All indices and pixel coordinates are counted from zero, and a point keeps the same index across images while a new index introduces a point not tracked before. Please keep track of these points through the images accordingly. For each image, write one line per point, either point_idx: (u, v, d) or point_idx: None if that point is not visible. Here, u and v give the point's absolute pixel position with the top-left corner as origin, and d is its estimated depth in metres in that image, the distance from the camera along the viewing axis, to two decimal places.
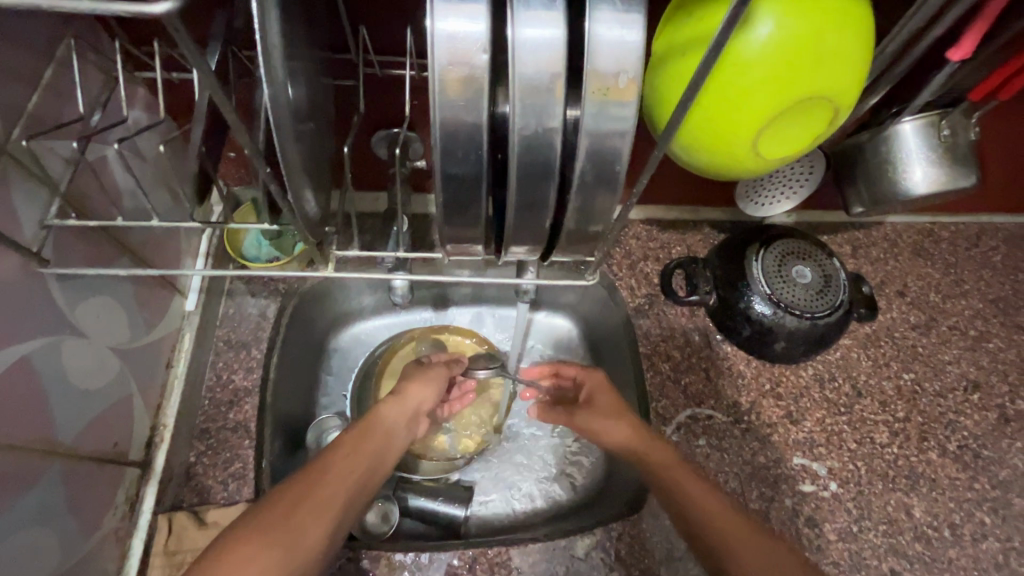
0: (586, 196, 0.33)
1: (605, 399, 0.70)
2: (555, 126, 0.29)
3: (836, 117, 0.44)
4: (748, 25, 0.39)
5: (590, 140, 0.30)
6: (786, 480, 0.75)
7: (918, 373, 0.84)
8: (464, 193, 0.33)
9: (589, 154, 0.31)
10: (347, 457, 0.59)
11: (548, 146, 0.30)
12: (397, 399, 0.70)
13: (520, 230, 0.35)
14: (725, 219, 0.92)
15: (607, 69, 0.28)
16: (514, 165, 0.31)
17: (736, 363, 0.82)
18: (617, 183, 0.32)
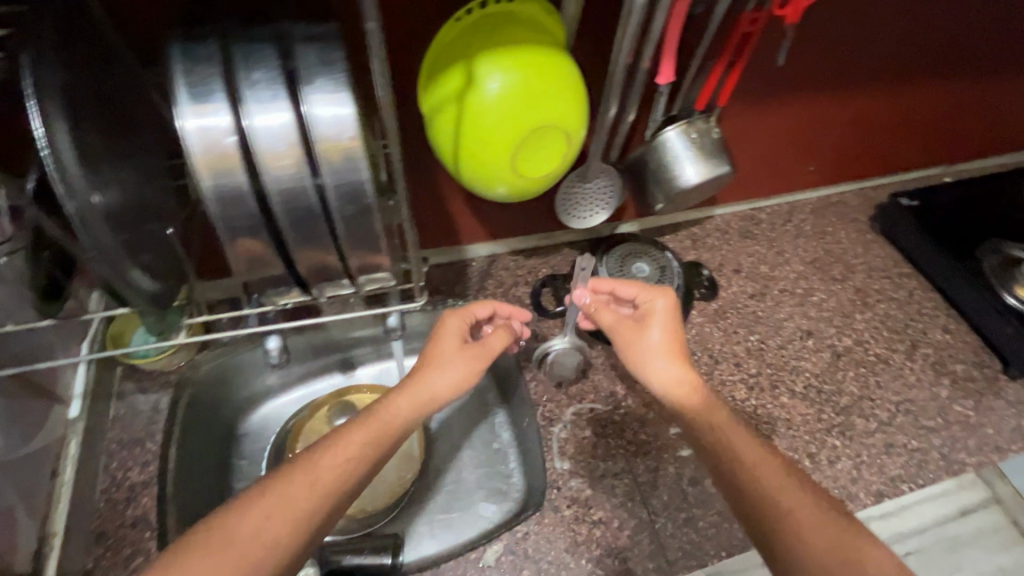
0: (353, 229, 0.42)
1: (661, 330, 0.72)
2: (305, 181, 0.39)
3: (576, 137, 0.57)
4: (479, 81, 0.51)
5: (336, 186, 0.40)
6: (667, 449, 0.83)
7: (762, 333, 0.98)
8: (255, 241, 0.42)
9: (340, 197, 0.40)
10: (347, 449, 0.62)
11: (304, 195, 0.40)
12: (414, 393, 0.68)
13: (309, 262, 0.44)
14: (579, 237, 1.05)
15: (331, 134, 0.38)
16: (284, 214, 0.40)
17: (608, 357, 0.92)
18: (373, 213, 0.42)
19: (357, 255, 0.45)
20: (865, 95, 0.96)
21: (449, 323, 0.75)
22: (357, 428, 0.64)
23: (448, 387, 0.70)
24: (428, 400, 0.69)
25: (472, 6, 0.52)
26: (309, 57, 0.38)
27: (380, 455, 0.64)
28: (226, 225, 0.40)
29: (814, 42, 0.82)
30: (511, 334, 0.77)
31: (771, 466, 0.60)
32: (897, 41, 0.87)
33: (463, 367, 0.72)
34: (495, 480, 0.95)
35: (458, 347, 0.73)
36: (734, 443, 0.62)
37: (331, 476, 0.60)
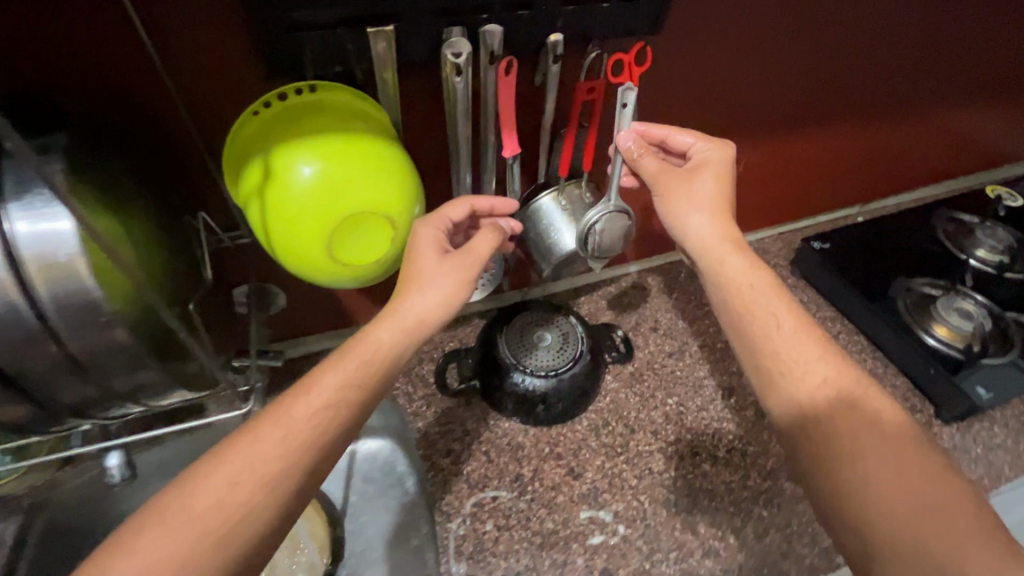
0: (86, 340, 0.44)
1: (709, 182, 0.63)
2: (16, 298, 0.41)
3: (400, 222, 0.54)
4: (284, 171, 0.49)
5: (56, 299, 0.42)
6: (576, 538, 0.76)
7: (681, 395, 0.92)
8: None
9: (67, 317, 0.42)
10: (325, 388, 0.51)
11: (23, 320, 0.42)
12: (399, 317, 0.55)
13: (50, 373, 0.45)
14: (490, 306, 1.00)
15: (44, 257, 0.41)
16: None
17: (515, 436, 0.86)
18: (107, 319, 0.43)
19: (100, 367, 0.46)
20: (760, 146, 0.95)
21: (423, 231, 0.58)
22: (334, 368, 0.53)
23: (437, 306, 0.56)
24: (421, 324, 0.56)
25: (271, 96, 0.50)
26: (23, 188, 0.41)
27: (373, 392, 0.53)
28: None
29: (691, 104, 0.80)
30: (499, 236, 0.61)
31: (808, 341, 0.55)
32: (779, 94, 0.87)
33: (450, 280, 0.57)
34: None
35: (440, 258, 0.58)
36: (799, 351, 0.54)
37: (306, 425, 0.49)
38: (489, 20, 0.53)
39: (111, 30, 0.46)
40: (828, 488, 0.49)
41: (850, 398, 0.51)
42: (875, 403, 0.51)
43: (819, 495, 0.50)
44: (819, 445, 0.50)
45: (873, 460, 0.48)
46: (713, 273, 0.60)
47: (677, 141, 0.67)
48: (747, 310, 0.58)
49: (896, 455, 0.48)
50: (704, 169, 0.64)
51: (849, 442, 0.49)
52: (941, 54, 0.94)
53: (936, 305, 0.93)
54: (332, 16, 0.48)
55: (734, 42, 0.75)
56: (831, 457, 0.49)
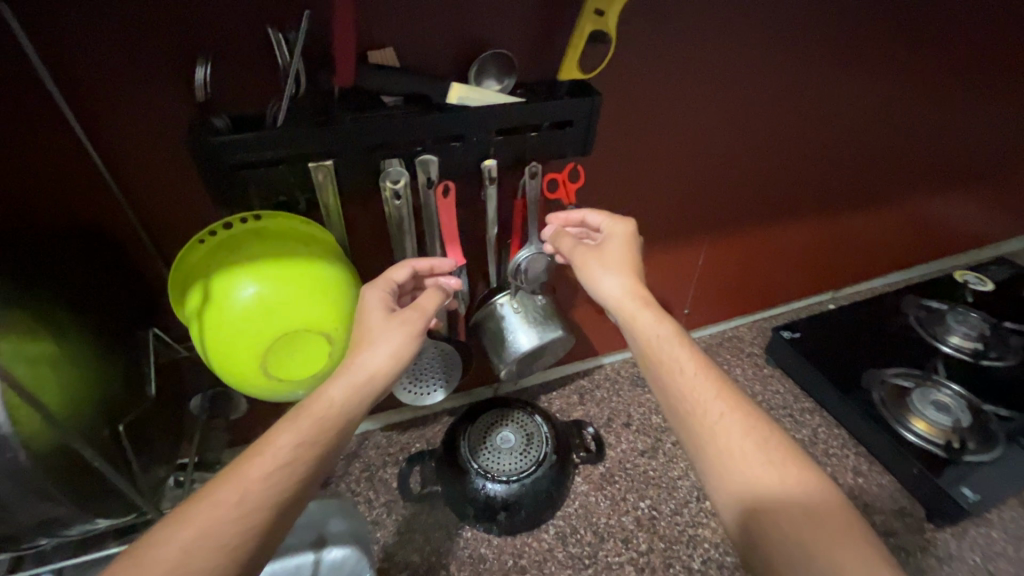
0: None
1: (617, 252, 0.65)
2: None
3: (337, 333, 0.57)
4: (228, 296, 0.52)
5: None
6: None
7: (654, 497, 0.88)
8: None
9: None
10: (275, 448, 0.48)
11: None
12: (350, 374, 0.53)
13: None
14: (458, 404, 1.00)
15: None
16: None
17: (477, 547, 0.83)
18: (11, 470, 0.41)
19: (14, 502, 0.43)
20: (718, 242, 0.97)
21: (370, 294, 0.58)
22: (284, 428, 0.50)
23: (389, 362, 0.55)
24: (372, 379, 0.54)
25: (218, 225, 0.54)
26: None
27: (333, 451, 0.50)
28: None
29: (641, 209, 0.83)
30: (445, 294, 0.61)
31: (704, 374, 0.56)
32: (731, 195, 0.90)
33: (402, 335, 0.56)
34: None
35: (387, 314, 0.57)
36: (689, 387, 0.55)
37: (258, 485, 0.46)
38: (424, 150, 0.58)
39: (77, 174, 0.51)
40: (730, 513, 0.48)
41: (740, 414, 0.52)
42: (770, 432, 0.51)
43: (730, 526, 0.48)
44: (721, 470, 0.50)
45: (771, 486, 0.47)
46: (625, 326, 0.61)
47: (591, 217, 0.68)
48: (655, 354, 0.58)
49: (783, 465, 0.48)
50: (609, 243, 0.66)
51: (743, 463, 0.49)
52: (887, 156, 0.98)
53: (912, 397, 0.91)
54: (275, 156, 0.53)
55: (678, 155, 0.79)
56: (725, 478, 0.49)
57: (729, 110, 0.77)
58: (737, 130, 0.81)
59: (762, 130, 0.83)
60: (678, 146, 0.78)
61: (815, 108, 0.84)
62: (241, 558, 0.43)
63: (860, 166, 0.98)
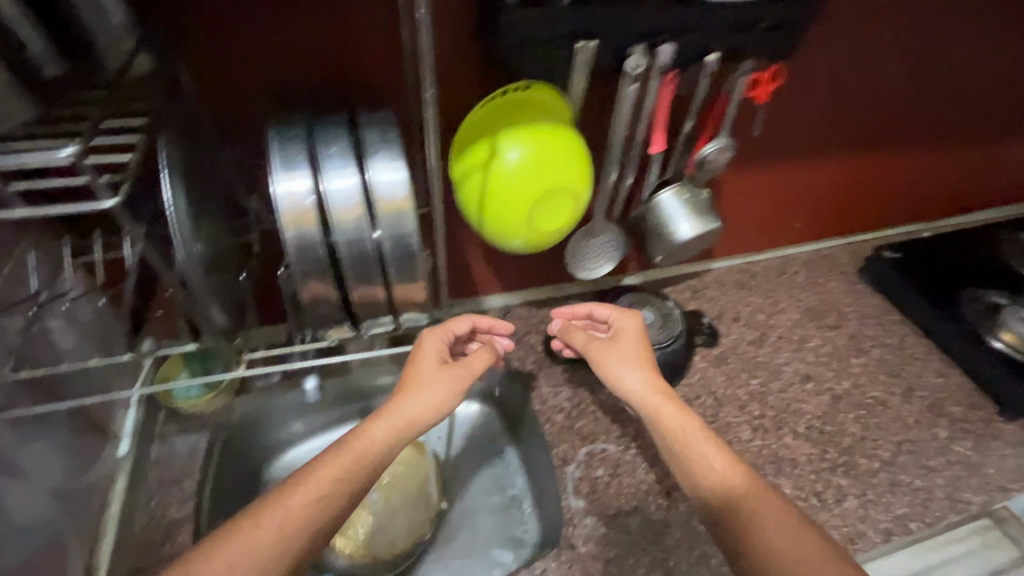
0: (398, 276, 0.52)
1: (629, 345, 0.80)
2: (360, 233, 0.49)
3: (579, 196, 0.67)
4: (505, 153, 0.63)
5: (389, 235, 0.50)
6: (678, 488, 0.87)
7: (763, 377, 1.03)
8: (318, 283, 0.51)
9: (392, 245, 0.50)
10: (322, 474, 0.62)
11: (358, 239, 0.49)
12: (392, 416, 0.69)
13: (362, 301, 0.53)
14: (588, 289, 1.13)
15: (389, 199, 0.49)
16: (345, 261, 0.50)
17: (617, 400, 0.98)
18: (417, 263, 0.52)
19: (400, 287, 0.53)
20: (846, 160, 1.07)
21: (427, 346, 0.77)
22: (328, 458, 0.64)
23: (426, 409, 0.71)
24: (408, 424, 0.69)
25: (502, 90, 0.64)
26: (382, 143, 0.50)
27: (363, 479, 0.64)
28: (297, 271, 0.49)
29: (787, 112, 0.95)
30: (494, 354, 0.78)
31: (734, 475, 0.67)
32: (868, 109, 0.98)
33: (446, 388, 0.73)
34: (599, 467, 0.89)
35: (437, 367, 0.75)
36: (729, 484, 0.66)
37: (301, 505, 0.60)
38: (664, 40, 0.66)
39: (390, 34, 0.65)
40: None
41: (768, 516, 0.63)
42: (799, 531, 0.62)
43: None
44: (754, 525, 0.63)
45: None
46: (651, 421, 0.73)
47: (602, 312, 0.86)
48: (686, 451, 0.70)
49: (810, 562, 0.59)
50: (623, 338, 0.82)
51: (771, 532, 0.62)
52: (1017, 88, 1.04)
53: (1003, 313, 1.02)
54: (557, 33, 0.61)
55: (830, 60, 0.90)
56: (755, 537, 0.62)
57: (882, 19, 0.86)
58: (881, 50, 0.91)
59: (909, 43, 0.91)
60: (833, 49, 0.88)
61: (961, 24, 0.91)
62: (286, 559, 0.57)
63: (988, 100, 1.05)
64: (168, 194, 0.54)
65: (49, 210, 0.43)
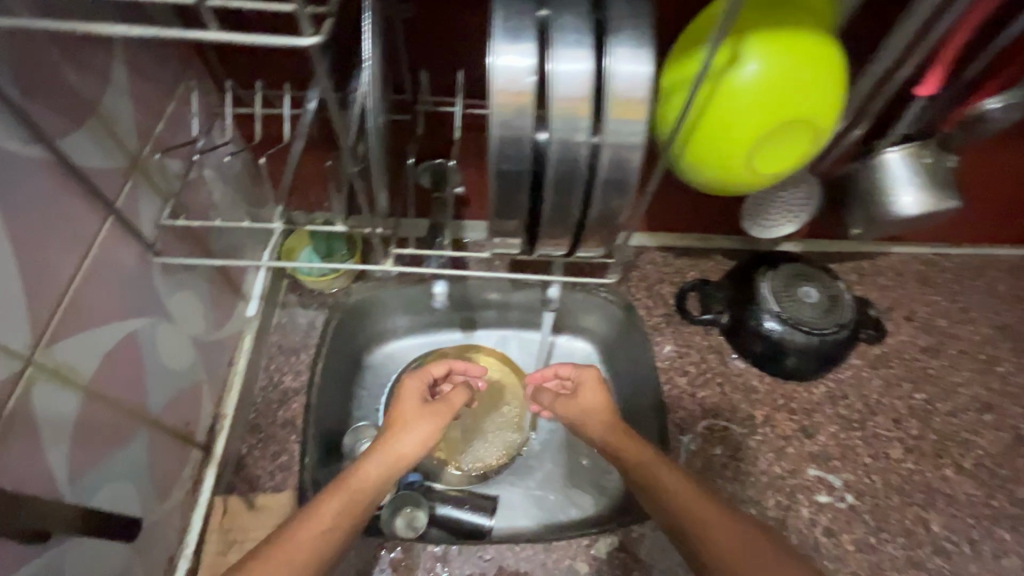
0: (601, 199, 0.44)
1: (595, 395, 0.72)
2: (579, 137, 0.40)
3: (819, 137, 0.53)
4: (748, 62, 0.48)
5: (611, 147, 0.41)
6: (803, 491, 0.77)
7: (930, 393, 0.87)
8: (510, 188, 0.43)
9: (611, 157, 0.41)
10: (316, 520, 0.53)
11: (575, 141, 0.40)
12: (383, 452, 0.62)
13: (553, 221, 0.46)
14: (737, 247, 0.98)
15: (624, 96, 0.39)
16: (551, 169, 0.42)
17: (749, 378, 0.87)
18: (629, 189, 0.43)
19: (599, 208, 0.45)
20: None
21: (408, 385, 0.70)
22: (322, 501, 0.55)
23: (419, 446, 0.64)
24: (398, 462, 0.62)
25: None
26: (630, 21, 0.39)
27: (360, 520, 0.56)
28: (496, 168, 0.42)
29: None
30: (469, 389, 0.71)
31: (681, 486, 0.60)
32: None
33: (431, 423, 0.66)
34: (717, 444, 0.80)
35: (420, 404, 0.68)
36: (683, 503, 0.59)
37: (306, 549, 0.51)
38: None
39: None
40: None
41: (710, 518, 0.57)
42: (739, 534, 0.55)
43: None
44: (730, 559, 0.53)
45: None
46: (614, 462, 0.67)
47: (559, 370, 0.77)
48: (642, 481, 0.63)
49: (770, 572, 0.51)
50: (590, 391, 0.73)
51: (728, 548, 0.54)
52: None
53: None
54: None
55: None
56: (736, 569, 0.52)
57: None
58: None
59: None
60: None
61: None
62: None
63: None
64: (368, 42, 0.43)
65: (245, 39, 0.35)
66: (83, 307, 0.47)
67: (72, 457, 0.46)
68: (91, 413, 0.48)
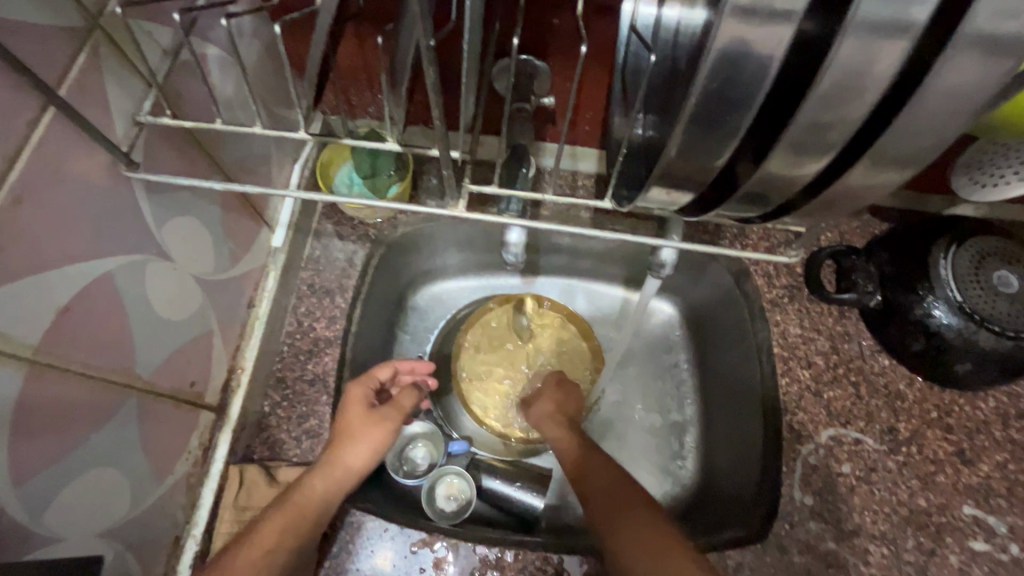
0: (880, 155, 0.27)
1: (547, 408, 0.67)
2: (912, 20, 0.22)
3: None
4: None
5: (966, 49, 0.22)
6: (953, 533, 0.61)
7: None
8: (718, 116, 0.26)
9: (962, 61, 0.23)
10: (253, 549, 0.48)
11: (905, 21, 0.23)
12: (325, 466, 0.53)
13: (771, 178, 0.29)
14: (892, 205, 0.73)
15: None
16: (823, 85, 0.24)
17: (895, 381, 0.67)
18: (936, 150, 0.26)
19: (876, 155, 0.27)
20: None
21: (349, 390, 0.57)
22: (265, 522, 0.50)
23: (364, 462, 0.54)
24: (346, 477, 0.53)
25: None
26: None
27: (303, 542, 0.50)
28: (724, 62, 0.24)
29: None
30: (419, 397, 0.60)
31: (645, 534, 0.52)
32: None
33: (376, 438, 0.55)
34: (844, 461, 0.63)
35: (365, 413, 0.56)
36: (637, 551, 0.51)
37: None
38: None
39: None
40: None
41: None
42: None
43: None
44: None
45: None
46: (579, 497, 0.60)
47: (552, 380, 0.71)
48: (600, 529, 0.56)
49: None
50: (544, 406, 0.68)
51: None
52: None
53: None
54: None
55: None
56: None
57: None
58: None
59: None
60: None
61: None
62: None
63: None
64: None
65: None
66: (17, 245, 0.33)
67: (10, 453, 0.34)
68: (45, 388, 0.36)
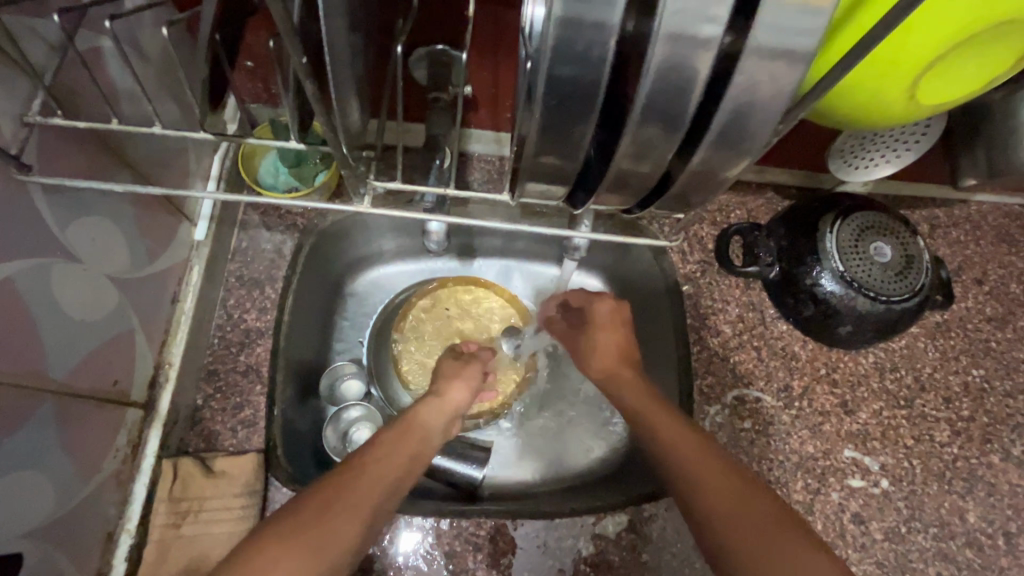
0: (713, 146, 0.33)
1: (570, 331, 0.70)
2: (708, 37, 0.28)
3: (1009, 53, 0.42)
4: None
5: (755, 59, 0.28)
6: (835, 473, 0.70)
7: (989, 370, 0.75)
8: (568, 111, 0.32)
9: (758, 68, 0.29)
10: (381, 458, 0.51)
11: (704, 38, 0.28)
12: (437, 400, 0.60)
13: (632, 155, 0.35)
14: (793, 183, 0.80)
15: None
16: (646, 88, 0.30)
17: (791, 343, 0.75)
18: (752, 142, 0.33)
19: (712, 144, 0.33)
20: None
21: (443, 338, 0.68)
22: (379, 439, 0.53)
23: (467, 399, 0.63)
24: (448, 409, 0.60)
25: None
26: None
27: (418, 459, 0.53)
28: None
29: None
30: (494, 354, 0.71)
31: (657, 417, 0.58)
32: None
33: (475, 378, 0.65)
34: (746, 418, 0.71)
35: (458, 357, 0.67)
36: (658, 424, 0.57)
37: (374, 485, 0.48)
38: None
39: None
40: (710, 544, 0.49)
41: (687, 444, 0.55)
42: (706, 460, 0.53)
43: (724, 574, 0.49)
44: (690, 475, 0.52)
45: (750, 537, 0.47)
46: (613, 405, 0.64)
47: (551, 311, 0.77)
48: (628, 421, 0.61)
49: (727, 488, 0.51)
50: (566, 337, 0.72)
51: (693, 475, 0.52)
52: None
53: None
54: None
55: None
56: (691, 492, 0.52)
57: None
58: None
59: None
60: None
61: None
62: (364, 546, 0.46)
63: None
64: None
65: None
66: None
67: None
68: None
